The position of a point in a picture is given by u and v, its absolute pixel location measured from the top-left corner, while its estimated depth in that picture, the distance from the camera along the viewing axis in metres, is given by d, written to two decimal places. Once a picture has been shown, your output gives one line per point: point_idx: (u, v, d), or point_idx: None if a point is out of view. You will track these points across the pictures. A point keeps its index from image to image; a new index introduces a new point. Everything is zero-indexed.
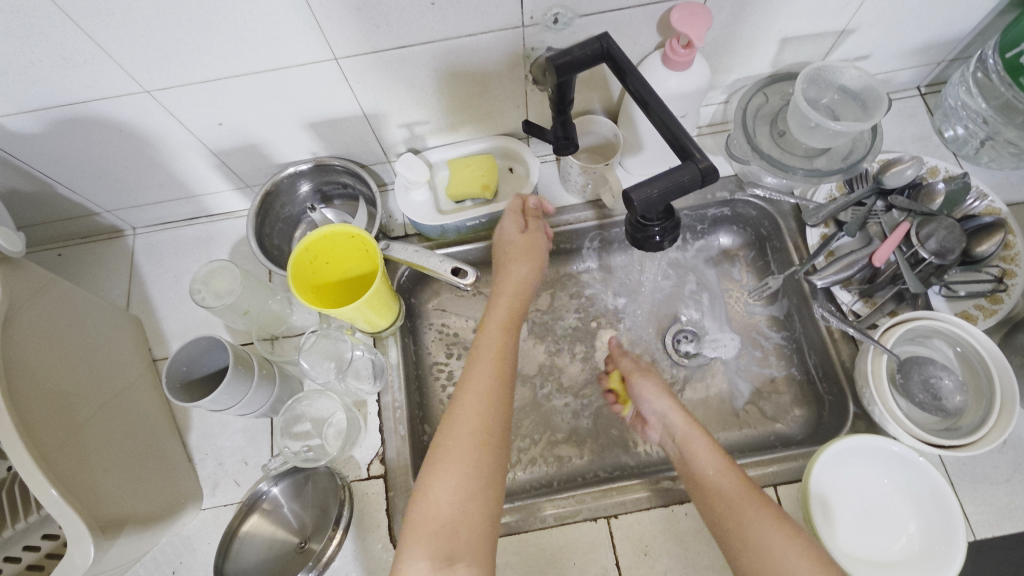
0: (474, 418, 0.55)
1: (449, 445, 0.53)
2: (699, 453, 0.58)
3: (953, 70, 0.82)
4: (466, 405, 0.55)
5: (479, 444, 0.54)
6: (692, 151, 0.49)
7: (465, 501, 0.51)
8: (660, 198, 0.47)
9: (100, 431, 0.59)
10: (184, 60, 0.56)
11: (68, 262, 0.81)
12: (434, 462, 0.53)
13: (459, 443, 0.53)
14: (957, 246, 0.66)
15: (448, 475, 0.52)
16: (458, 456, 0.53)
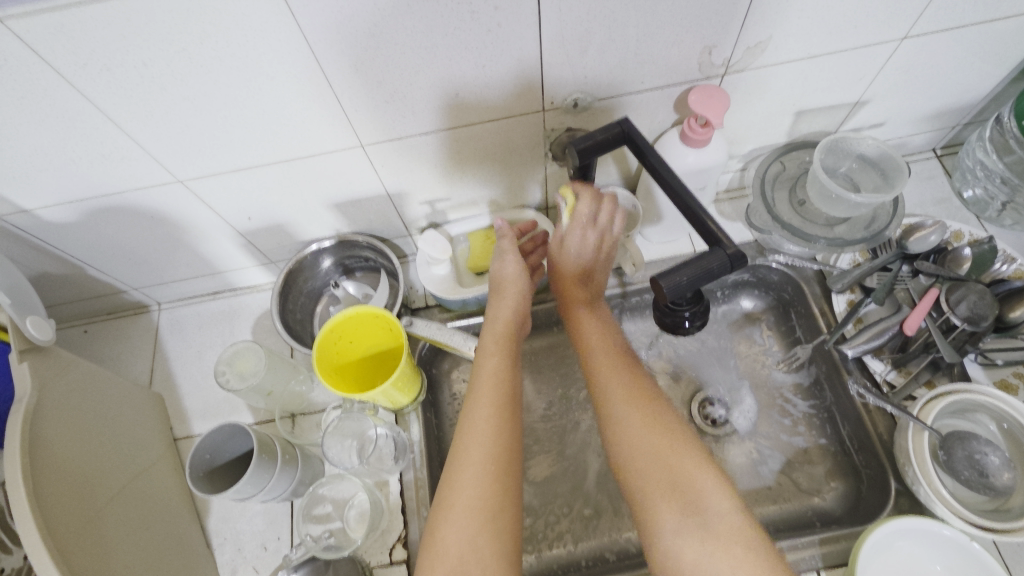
0: (485, 444, 0.51)
1: (456, 474, 0.50)
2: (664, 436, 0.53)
3: (969, 132, 0.82)
4: (472, 429, 0.52)
5: (493, 475, 0.50)
6: (718, 238, 0.49)
7: (475, 535, 0.47)
8: (690, 284, 0.48)
9: (119, 523, 0.58)
10: (217, 152, 0.58)
11: (93, 339, 0.82)
12: (445, 496, 0.49)
13: (467, 473, 0.50)
14: (990, 313, 0.64)
15: (459, 510, 0.48)
16: (467, 484, 0.49)
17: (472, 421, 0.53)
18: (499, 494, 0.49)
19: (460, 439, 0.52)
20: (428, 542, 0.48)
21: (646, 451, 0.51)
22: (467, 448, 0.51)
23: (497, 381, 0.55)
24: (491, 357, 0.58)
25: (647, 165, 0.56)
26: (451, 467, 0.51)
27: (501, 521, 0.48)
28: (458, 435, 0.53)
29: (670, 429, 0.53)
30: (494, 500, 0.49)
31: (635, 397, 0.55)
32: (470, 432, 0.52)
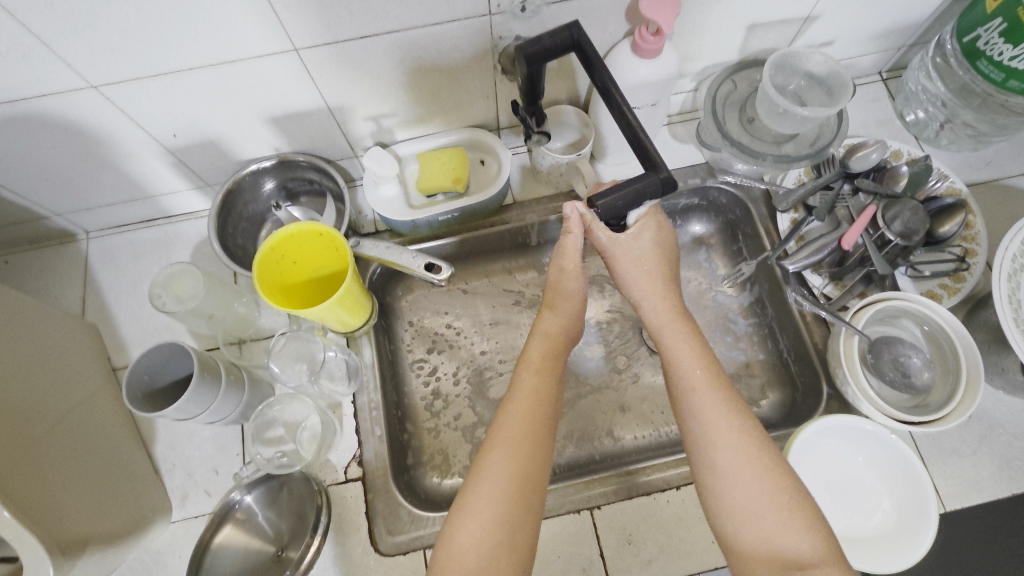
0: (506, 480, 0.49)
1: (473, 499, 0.48)
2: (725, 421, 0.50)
3: (913, 54, 0.83)
4: (500, 448, 0.51)
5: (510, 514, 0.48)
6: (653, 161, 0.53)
7: (515, 476, 0.50)
8: (624, 207, 0.52)
9: (58, 450, 0.56)
10: (133, 54, 0.53)
11: (15, 270, 0.77)
12: (461, 508, 0.48)
13: (480, 504, 0.48)
14: (921, 228, 0.67)
15: (481, 513, 0.48)
16: (484, 511, 0.48)
17: (495, 451, 0.51)
18: (522, 528, 0.48)
19: (479, 468, 0.50)
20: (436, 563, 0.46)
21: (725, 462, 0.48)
22: (486, 480, 0.49)
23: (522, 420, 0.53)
24: (528, 378, 0.56)
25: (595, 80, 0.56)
26: (463, 499, 0.49)
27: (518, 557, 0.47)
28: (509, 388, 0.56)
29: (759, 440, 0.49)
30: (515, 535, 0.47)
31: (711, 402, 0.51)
32: (493, 462, 0.50)
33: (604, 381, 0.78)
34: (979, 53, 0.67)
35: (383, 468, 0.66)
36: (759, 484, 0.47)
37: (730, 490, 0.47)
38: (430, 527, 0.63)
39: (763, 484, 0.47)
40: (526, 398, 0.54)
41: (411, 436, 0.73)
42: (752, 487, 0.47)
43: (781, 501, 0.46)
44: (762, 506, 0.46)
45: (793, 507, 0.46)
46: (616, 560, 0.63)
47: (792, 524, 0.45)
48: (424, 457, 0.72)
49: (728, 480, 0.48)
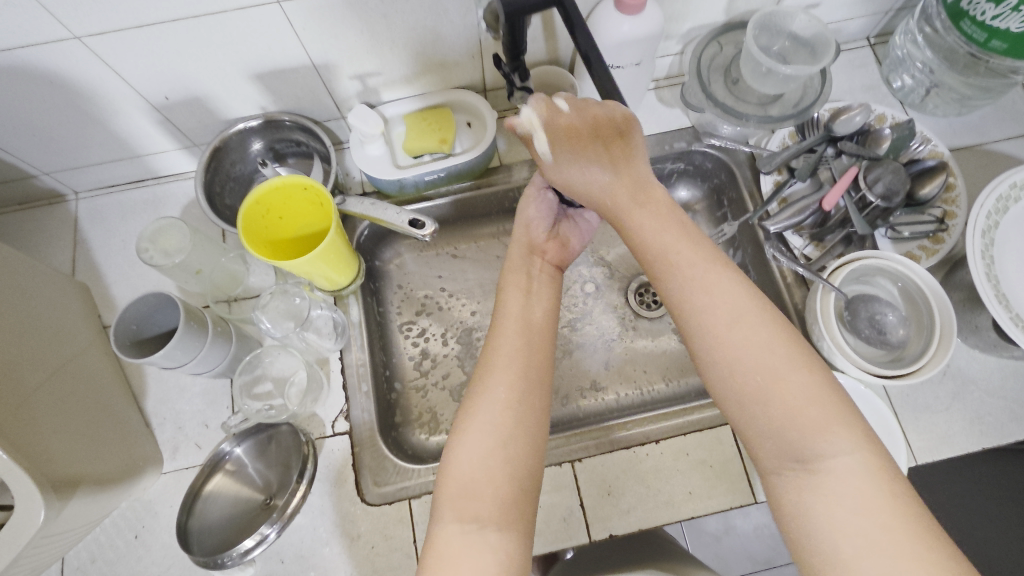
0: (501, 403, 0.50)
1: (467, 425, 0.50)
2: (721, 299, 0.46)
3: (900, 19, 0.83)
4: (496, 369, 0.52)
5: (506, 432, 0.49)
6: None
7: (513, 389, 0.51)
8: None
9: (49, 397, 0.57)
10: (112, 2, 0.53)
11: (5, 230, 0.77)
12: (455, 436, 0.50)
13: (477, 426, 0.49)
14: (902, 189, 0.68)
15: (481, 432, 0.49)
16: (480, 436, 0.49)
17: (491, 380, 0.52)
18: (522, 447, 0.49)
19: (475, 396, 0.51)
20: (438, 486, 0.48)
21: (743, 359, 0.44)
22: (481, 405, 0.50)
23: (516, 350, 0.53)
24: (517, 297, 0.59)
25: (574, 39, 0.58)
26: (458, 428, 0.50)
27: (516, 470, 0.48)
28: (498, 311, 0.58)
29: (781, 333, 0.44)
30: (513, 451, 0.48)
31: (700, 268, 0.48)
32: (488, 389, 0.51)
33: (588, 342, 0.80)
34: (963, 15, 0.67)
35: (370, 422, 0.67)
36: (778, 372, 0.43)
37: (734, 364, 0.44)
38: (415, 478, 0.65)
39: (779, 369, 0.43)
40: (515, 326, 0.56)
41: (398, 395, 0.74)
42: (773, 393, 0.42)
43: (803, 387, 0.42)
44: (784, 401, 0.42)
45: (814, 391, 0.42)
46: (596, 510, 0.65)
47: (819, 417, 0.41)
48: (412, 415, 0.74)
49: (742, 380, 0.44)
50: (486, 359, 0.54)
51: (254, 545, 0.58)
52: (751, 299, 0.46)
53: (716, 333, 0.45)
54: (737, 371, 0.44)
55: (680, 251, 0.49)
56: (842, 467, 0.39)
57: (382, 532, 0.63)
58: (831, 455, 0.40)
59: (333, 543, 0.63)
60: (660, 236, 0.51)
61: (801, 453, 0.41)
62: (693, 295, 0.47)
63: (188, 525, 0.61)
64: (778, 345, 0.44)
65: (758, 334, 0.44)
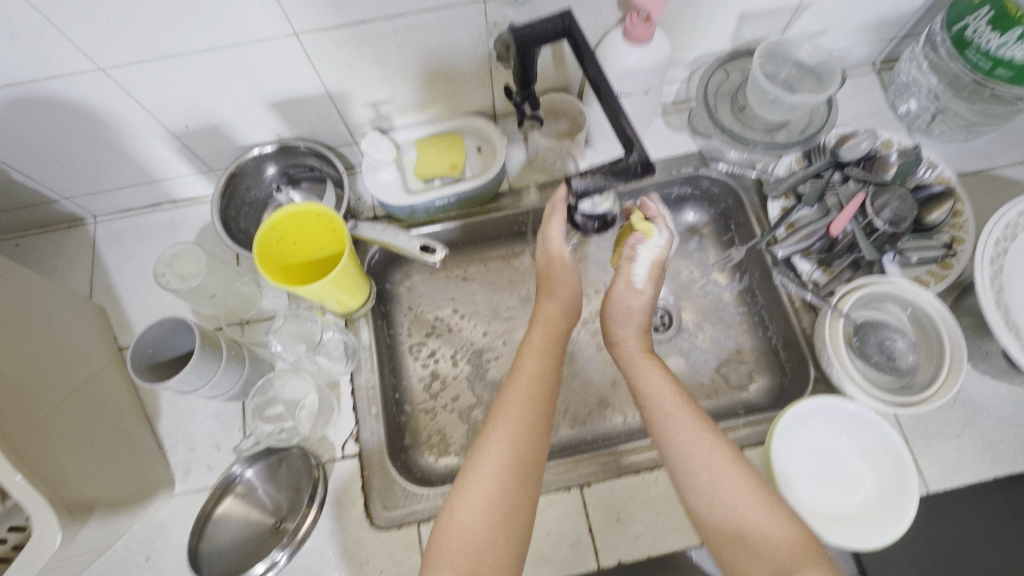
0: (499, 471, 0.53)
1: (469, 489, 0.52)
2: (716, 457, 0.54)
3: (905, 46, 0.84)
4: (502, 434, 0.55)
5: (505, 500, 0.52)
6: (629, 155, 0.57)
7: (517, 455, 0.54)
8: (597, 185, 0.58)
9: (66, 420, 0.58)
10: (138, 36, 0.54)
11: (26, 252, 0.79)
12: (457, 497, 0.52)
13: (476, 496, 0.51)
14: (910, 215, 0.68)
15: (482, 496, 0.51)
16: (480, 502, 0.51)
17: (493, 446, 0.54)
18: (516, 513, 0.52)
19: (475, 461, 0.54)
20: (436, 539, 0.50)
21: (701, 456, 0.54)
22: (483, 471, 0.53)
23: (519, 423, 0.55)
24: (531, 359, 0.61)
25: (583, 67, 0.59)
26: (459, 490, 0.52)
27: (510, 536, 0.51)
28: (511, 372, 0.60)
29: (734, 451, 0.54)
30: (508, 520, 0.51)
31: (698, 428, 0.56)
32: (491, 456, 0.53)
33: (596, 364, 0.80)
34: (968, 43, 0.68)
35: (380, 445, 0.68)
36: (735, 478, 0.52)
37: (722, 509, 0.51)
38: (424, 502, 0.65)
39: (766, 527, 0.49)
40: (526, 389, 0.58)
41: (408, 418, 0.75)
42: (727, 489, 0.52)
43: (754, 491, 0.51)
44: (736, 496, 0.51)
45: (792, 540, 0.48)
46: (605, 537, 0.65)
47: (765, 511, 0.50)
48: (421, 437, 0.74)
49: (700, 484, 0.53)
50: (490, 424, 0.56)
51: (265, 570, 0.59)
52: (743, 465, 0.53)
53: (686, 445, 0.55)
54: (696, 478, 0.53)
55: (687, 410, 0.57)
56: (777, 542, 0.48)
57: (390, 556, 0.63)
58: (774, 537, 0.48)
59: (341, 568, 0.63)
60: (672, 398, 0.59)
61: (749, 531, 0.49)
62: (694, 449, 0.55)
63: (198, 549, 0.61)
64: (734, 457, 0.54)
65: (716, 450, 0.54)
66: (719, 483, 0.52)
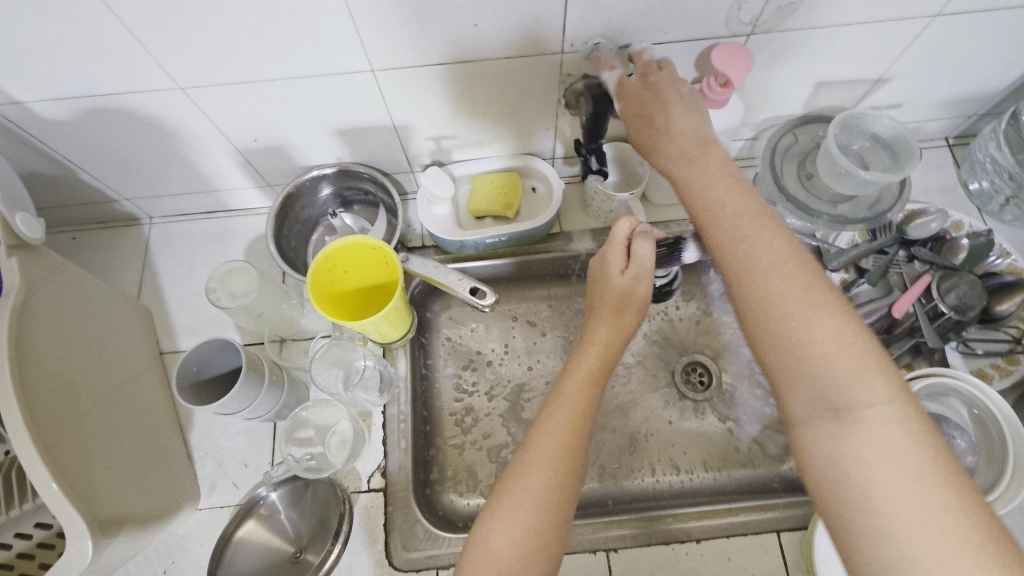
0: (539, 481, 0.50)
1: (504, 503, 0.50)
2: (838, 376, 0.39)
3: (983, 124, 0.82)
4: (543, 448, 0.52)
5: (543, 519, 0.49)
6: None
7: (551, 476, 0.51)
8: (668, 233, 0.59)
9: (105, 427, 0.58)
10: (220, 61, 0.55)
11: (81, 247, 0.81)
12: (494, 508, 0.50)
13: (511, 513, 0.49)
14: (977, 304, 0.65)
15: (513, 519, 0.49)
16: (516, 517, 0.49)
17: (537, 458, 0.52)
18: (550, 529, 0.49)
19: (517, 474, 0.51)
20: (469, 558, 0.48)
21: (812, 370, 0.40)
22: (522, 478, 0.51)
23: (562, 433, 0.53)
24: (590, 353, 0.59)
25: None
26: (495, 502, 0.50)
27: (548, 551, 0.49)
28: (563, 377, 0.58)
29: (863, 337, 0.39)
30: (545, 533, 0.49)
31: (826, 331, 0.40)
32: (533, 469, 0.51)
33: (630, 418, 0.78)
34: None
35: (406, 481, 0.67)
36: (843, 383, 0.38)
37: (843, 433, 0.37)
38: (446, 547, 0.63)
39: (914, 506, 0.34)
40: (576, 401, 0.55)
41: (436, 452, 0.74)
42: (833, 389, 0.38)
43: (877, 395, 0.37)
44: (831, 384, 0.39)
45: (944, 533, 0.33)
46: None
47: (859, 360, 0.39)
48: (448, 473, 0.73)
49: (813, 390, 0.39)
50: (533, 432, 0.54)
51: None
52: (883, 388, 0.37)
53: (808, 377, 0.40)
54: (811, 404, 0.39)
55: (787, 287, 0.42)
56: (879, 420, 0.37)
57: None
58: (881, 449, 0.36)
59: None
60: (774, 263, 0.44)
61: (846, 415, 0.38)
62: (804, 352, 0.40)
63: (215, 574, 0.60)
64: (855, 345, 0.39)
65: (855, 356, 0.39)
66: (828, 389, 0.39)
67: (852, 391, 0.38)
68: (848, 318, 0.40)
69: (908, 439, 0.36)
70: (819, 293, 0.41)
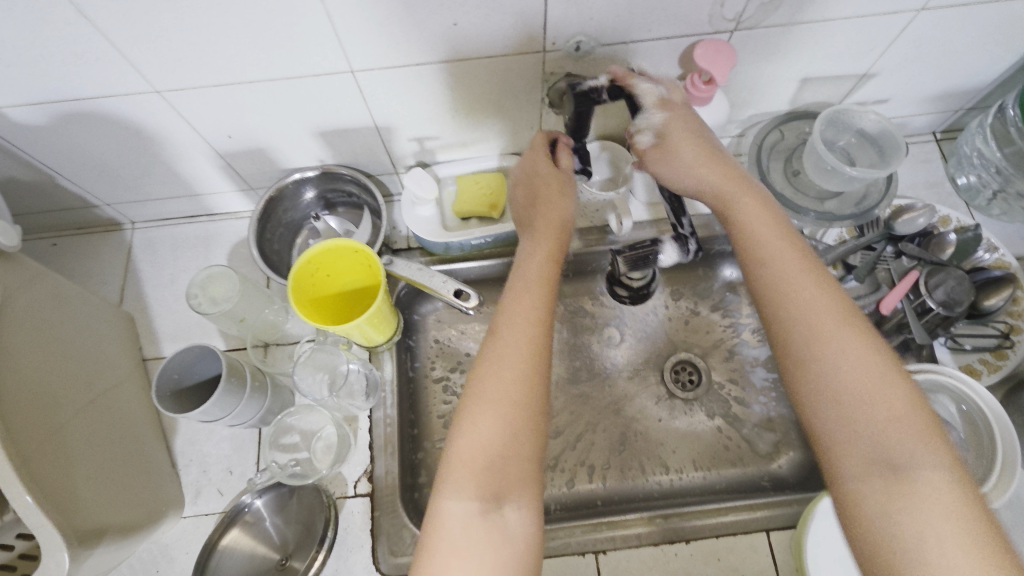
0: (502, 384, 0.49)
1: (473, 411, 0.49)
2: (863, 407, 0.44)
3: (970, 118, 0.81)
4: (504, 358, 0.50)
5: (517, 425, 0.48)
6: (681, 225, 0.62)
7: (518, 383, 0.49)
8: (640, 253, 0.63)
9: (84, 436, 0.57)
10: (196, 63, 0.54)
11: (62, 253, 0.80)
12: (466, 415, 0.49)
13: (483, 418, 0.48)
14: (965, 299, 0.65)
15: (485, 426, 0.48)
16: (490, 423, 0.48)
17: (498, 363, 0.50)
18: (530, 440, 0.48)
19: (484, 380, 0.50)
20: (447, 459, 0.48)
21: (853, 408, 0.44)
22: (491, 380, 0.50)
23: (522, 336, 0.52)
24: (538, 265, 0.57)
25: None
26: (465, 410, 0.49)
27: (528, 466, 0.47)
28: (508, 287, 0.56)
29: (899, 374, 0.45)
30: (523, 436, 0.48)
31: (860, 356, 0.45)
32: (497, 371, 0.50)
33: (619, 418, 0.77)
34: None
35: (393, 485, 0.66)
36: (883, 422, 0.43)
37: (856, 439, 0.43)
38: None
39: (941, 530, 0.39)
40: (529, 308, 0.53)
41: (424, 455, 0.73)
42: (869, 421, 0.43)
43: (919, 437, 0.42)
44: (873, 423, 0.43)
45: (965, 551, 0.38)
46: None
47: (886, 399, 0.43)
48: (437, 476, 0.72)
49: (850, 426, 0.44)
50: (489, 343, 0.52)
51: None
52: (914, 421, 0.43)
53: (846, 416, 0.44)
54: (847, 438, 0.44)
55: (836, 334, 0.46)
56: (930, 481, 0.40)
57: None
58: (924, 500, 0.39)
59: None
60: (818, 310, 0.48)
61: (889, 462, 0.42)
62: (841, 383, 0.45)
63: None
64: (885, 377, 0.44)
65: (892, 387, 0.44)
66: (866, 425, 0.43)
67: (873, 413, 0.43)
68: (881, 356, 0.46)
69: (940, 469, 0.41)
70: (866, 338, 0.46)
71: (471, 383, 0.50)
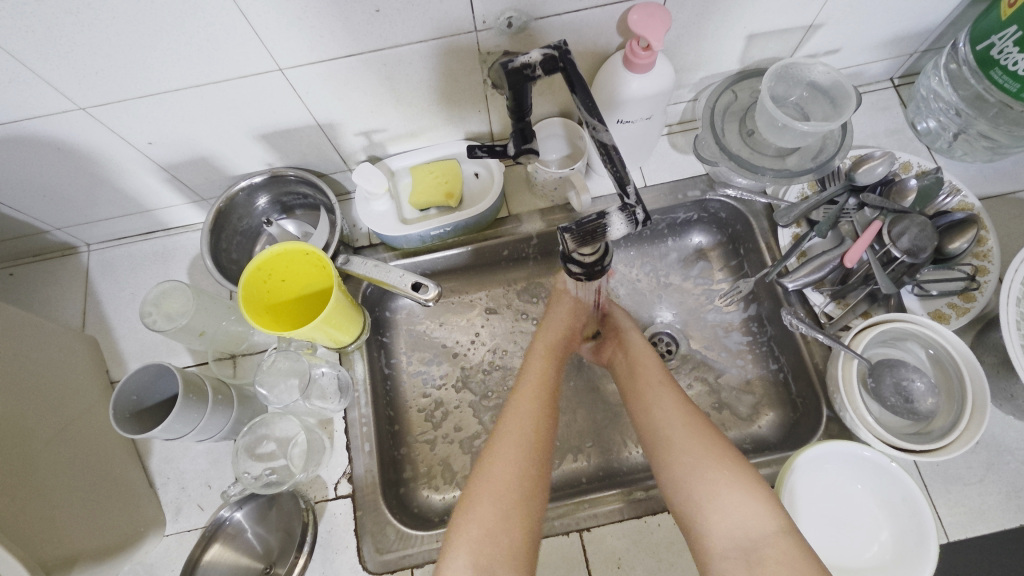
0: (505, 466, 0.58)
1: (481, 493, 0.56)
2: (699, 469, 0.56)
3: (926, 60, 0.80)
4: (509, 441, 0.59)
5: (519, 504, 0.56)
6: (626, 193, 0.49)
7: (522, 464, 0.58)
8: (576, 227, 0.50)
9: (50, 465, 0.57)
10: (116, 76, 0.53)
11: (19, 283, 0.78)
12: (471, 496, 0.56)
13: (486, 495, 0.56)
14: (929, 245, 0.65)
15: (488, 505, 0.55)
16: (496, 502, 0.56)
17: (505, 446, 0.59)
18: (528, 513, 0.56)
19: (491, 461, 0.58)
20: (453, 529, 0.55)
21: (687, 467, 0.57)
22: (497, 460, 0.58)
23: (529, 422, 0.61)
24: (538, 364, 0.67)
25: (578, 101, 0.52)
26: (471, 492, 0.57)
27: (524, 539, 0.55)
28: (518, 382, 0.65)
29: (720, 442, 0.58)
30: (517, 514, 0.55)
31: (692, 433, 0.59)
32: (503, 454, 0.58)
33: (597, 395, 0.77)
34: (993, 63, 0.64)
35: (373, 484, 0.66)
36: (713, 477, 0.55)
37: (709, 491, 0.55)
38: (418, 546, 0.63)
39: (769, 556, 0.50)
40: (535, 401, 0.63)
41: (406, 450, 0.73)
42: (707, 479, 0.56)
43: (749, 490, 0.54)
44: (708, 480, 0.56)
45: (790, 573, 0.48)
46: None
47: (716, 463, 0.56)
48: (420, 470, 0.72)
49: (690, 485, 0.56)
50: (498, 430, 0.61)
51: None
52: (744, 478, 0.55)
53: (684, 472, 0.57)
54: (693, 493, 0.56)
55: (667, 405, 0.62)
56: (743, 516, 0.53)
57: None
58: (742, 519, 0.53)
59: None
60: (655, 396, 0.64)
61: (727, 513, 0.54)
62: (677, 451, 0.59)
63: None
64: (708, 439, 0.58)
65: (710, 448, 0.57)
66: (681, 466, 0.58)
67: (714, 477, 0.55)
68: (711, 433, 0.59)
69: (764, 516, 0.52)
70: (693, 418, 0.61)
71: (481, 466, 0.59)
